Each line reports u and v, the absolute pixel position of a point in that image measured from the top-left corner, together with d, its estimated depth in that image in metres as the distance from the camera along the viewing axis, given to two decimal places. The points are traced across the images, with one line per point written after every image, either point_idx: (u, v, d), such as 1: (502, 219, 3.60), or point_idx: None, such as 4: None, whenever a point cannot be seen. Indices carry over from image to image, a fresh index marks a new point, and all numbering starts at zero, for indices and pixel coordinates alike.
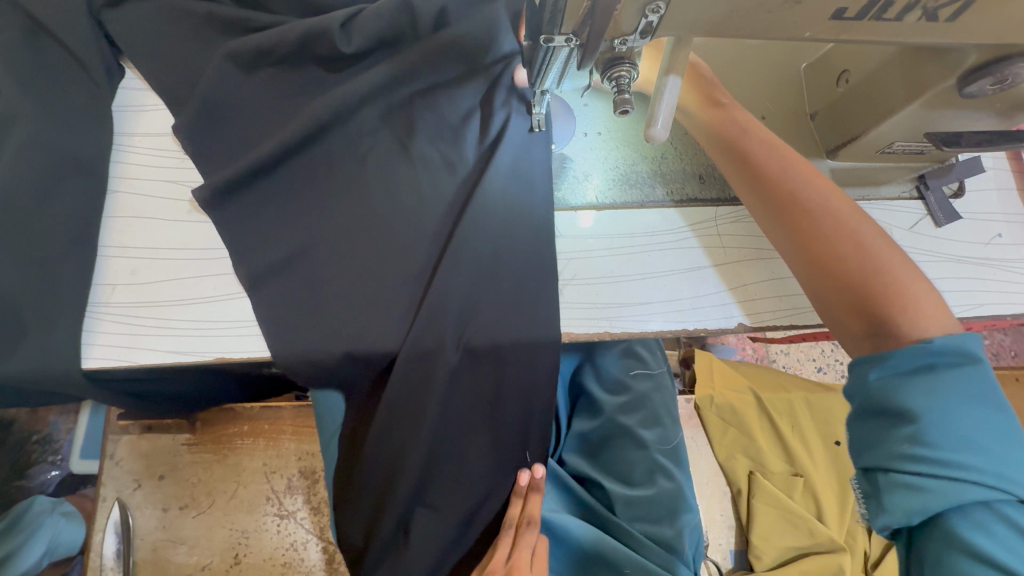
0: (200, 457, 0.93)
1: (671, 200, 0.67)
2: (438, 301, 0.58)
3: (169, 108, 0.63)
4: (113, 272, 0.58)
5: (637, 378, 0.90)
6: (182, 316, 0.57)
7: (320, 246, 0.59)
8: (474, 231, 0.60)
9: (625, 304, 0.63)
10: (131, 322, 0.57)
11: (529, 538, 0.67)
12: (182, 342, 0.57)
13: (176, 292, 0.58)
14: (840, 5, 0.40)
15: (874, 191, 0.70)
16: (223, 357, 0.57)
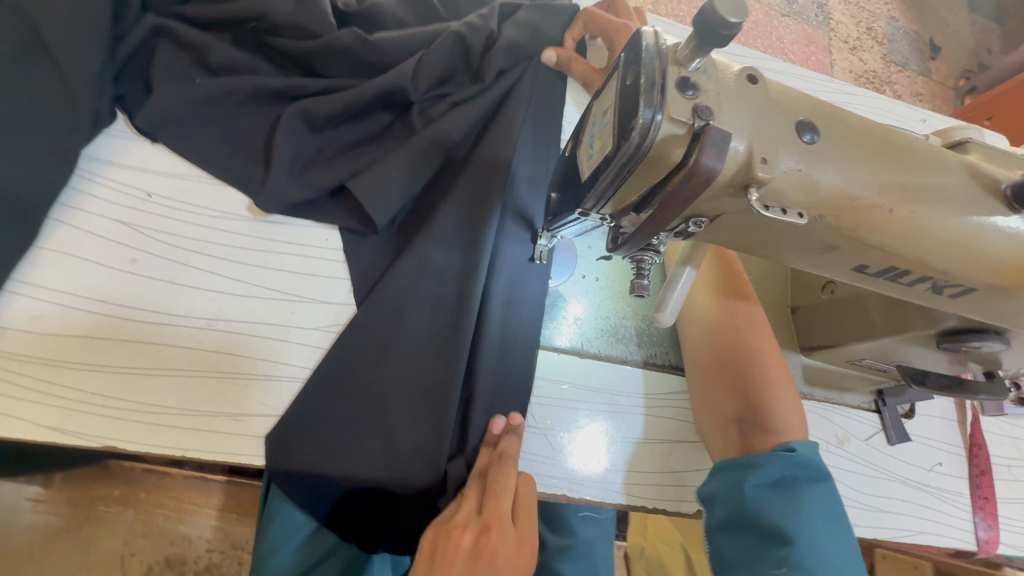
0: (45, 521, 0.76)
1: (654, 363, 0.65)
2: (356, 342, 0.53)
3: (157, 152, 0.56)
4: (14, 314, 0.48)
5: (584, 521, 0.83)
6: (79, 384, 0.48)
7: (261, 308, 0.54)
8: (434, 319, 0.56)
9: (589, 467, 0.59)
10: (13, 381, 0.46)
11: (506, 474, 0.49)
12: (68, 418, 0.47)
13: (81, 354, 0.48)
14: (864, 262, 0.41)
15: (838, 395, 0.72)
16: (114, 449, 0.47)
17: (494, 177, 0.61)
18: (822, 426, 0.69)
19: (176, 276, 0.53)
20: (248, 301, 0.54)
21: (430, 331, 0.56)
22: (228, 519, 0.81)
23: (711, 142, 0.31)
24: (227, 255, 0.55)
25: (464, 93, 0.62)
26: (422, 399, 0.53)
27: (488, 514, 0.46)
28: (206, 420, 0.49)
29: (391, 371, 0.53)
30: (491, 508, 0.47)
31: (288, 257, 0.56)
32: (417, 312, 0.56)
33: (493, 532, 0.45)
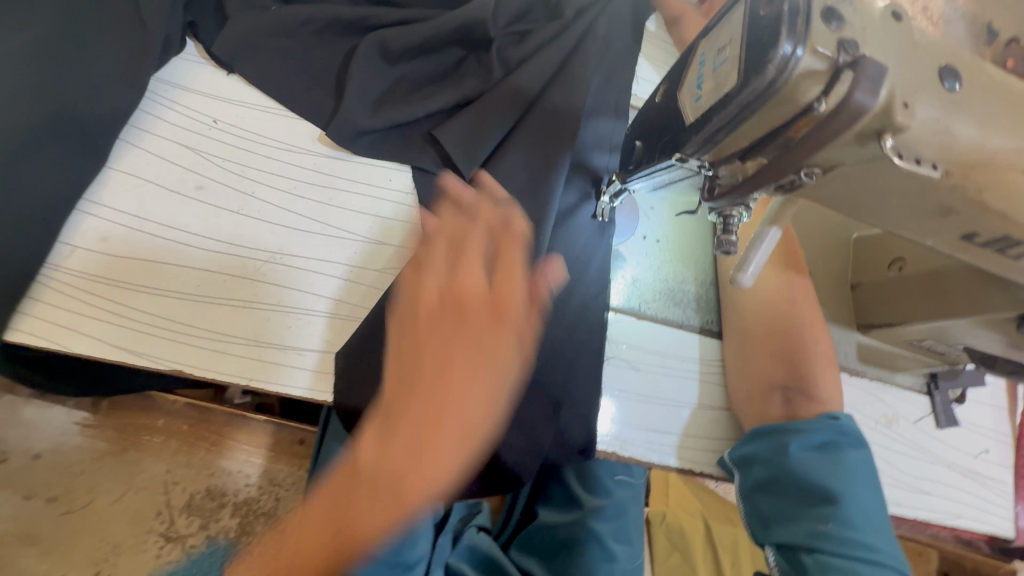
0: (93, 443, 0.78)
1: (711, 330, 0.64)
2: None
3: (224, 80, 0.55)
4: (83, 232, 0.48)
5: (618, 484, 0.85)
6: (148, 307, 0.47)
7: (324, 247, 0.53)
8: None
9: (640, 427, 0.59)
10: (84, 300, 0.46)
11: (476, 246, 0.40)
12: (137, 339, 0.46)
13: (150, 277, 0.48)
14: (976, 230, 0.38)
15: (889, 375, 0.70)
16: (182, 374, 0.47)
17: (565, 125, 0.58)
18: (872, 406, 0.68)
19: (242, 207, 0.51)
20: (312, 238, 0.53)
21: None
22: (266, 456, 0.83)
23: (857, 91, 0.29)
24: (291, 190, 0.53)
25: (542, 33, 0.60)
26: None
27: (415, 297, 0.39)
28: (270, 353, 0.49)
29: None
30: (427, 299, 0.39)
31: (350, 196, 0.54)
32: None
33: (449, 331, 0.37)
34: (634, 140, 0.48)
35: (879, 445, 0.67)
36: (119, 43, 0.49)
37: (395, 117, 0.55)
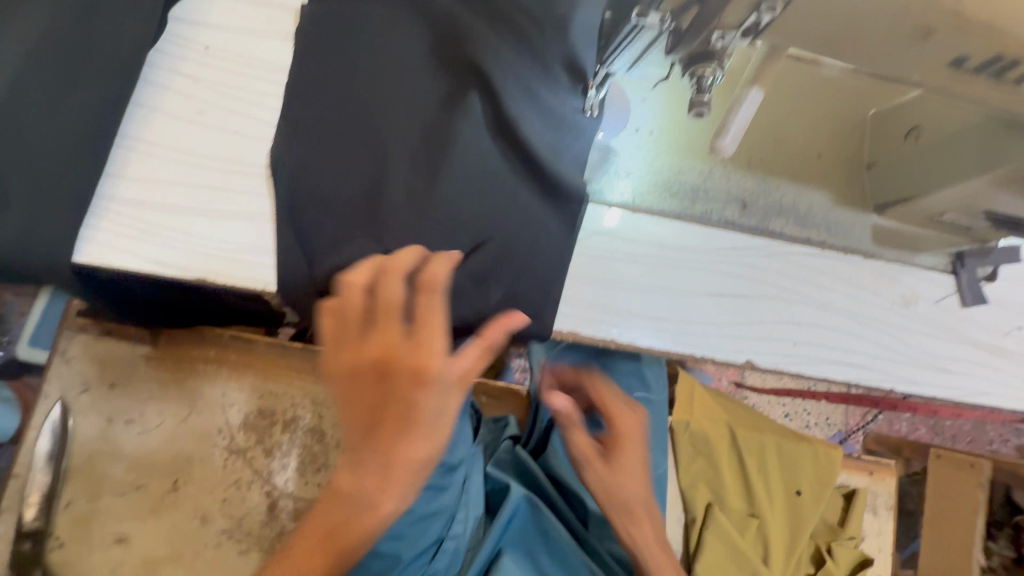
0: (155, 373, 0.87)
1: (710, 219, 0.63)
2: (409, 176, 0.55)
3: (233, 13, 0.57)
4: (129, 164, 0.52)
5: (637, 399, 0.90)
6: (192, 228, 0.52)
7: (315, 184, 0.54)
8: (486, 154, 0.57)
9: (639, 315, 0.61)
10: (138, 224, 0.52)
11: (438, 271, 0.45)
12: (185, 257, 0.52)
13: (191, 202, 0.53)
14: (962, 53, 0.36)
15: (909, 256, 0.67)
16: (223, 284, 0.52)
17: (539, 27, 0.58)
18: (887, 287, 0.66)
19: (259, 132, 0.55)
20: (308, 175, 0.54)
21: (479, 208, 0.56)
22: (306, 380, 0.92)
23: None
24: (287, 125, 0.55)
25: None
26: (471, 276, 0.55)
27: (369, 342, 0.42)
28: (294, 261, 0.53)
29: (439, 246, 0.55)
30: (383, 329, 0.43)
31: (339, 124, 0.55)
32: (455, 187, 0.55)
33: (386, 365, 0.42)
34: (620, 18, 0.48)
35: (894, 326, 0.65)
36: None
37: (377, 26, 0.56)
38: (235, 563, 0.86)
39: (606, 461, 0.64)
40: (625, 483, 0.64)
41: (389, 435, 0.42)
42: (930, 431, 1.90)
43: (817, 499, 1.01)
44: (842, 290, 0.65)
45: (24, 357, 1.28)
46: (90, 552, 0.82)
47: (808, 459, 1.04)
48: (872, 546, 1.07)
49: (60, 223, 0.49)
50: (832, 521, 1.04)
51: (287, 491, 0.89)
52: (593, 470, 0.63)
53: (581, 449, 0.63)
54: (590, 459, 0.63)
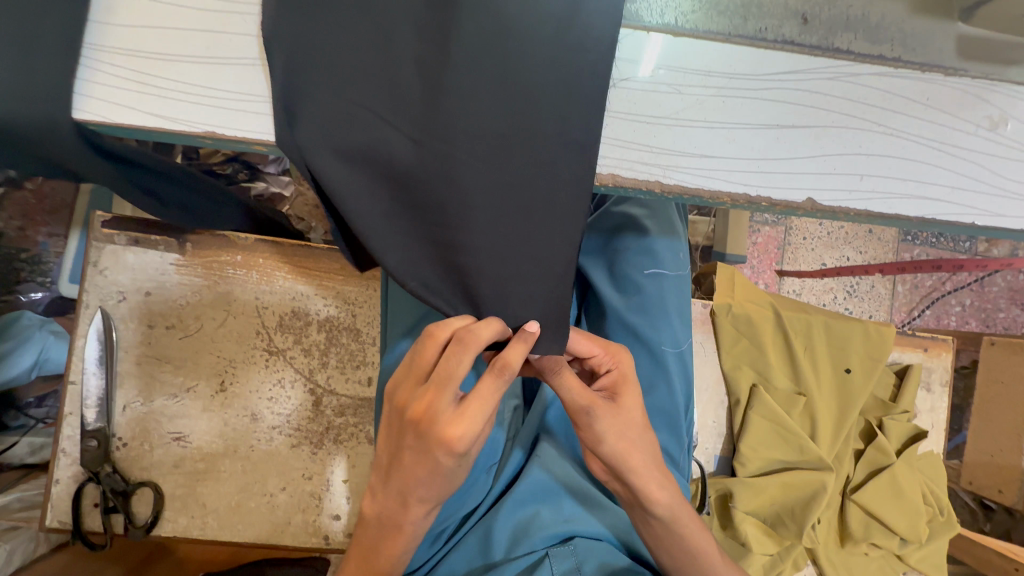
0: (189, 279, 0.88)
1: (764, 38, 0.55)
2: (415, 12, 0.48)
3: None
4: (114, 10, 0.48)
5: (648, 278, 0.83)
6: (188, 78, 0.48)
7: (311, 32, 0.48)
8: None
9: (681, 153, 0.55)
10: (133, 77, 0.48)
11: (512, 354, 0.52)
12: (186, 109, 0.48)
13: (184, 48, 0.48)
14: None
15: (1000, 72, 0.58)
16: (230, 138, 0.49)
17: None
18: (972, 108, 0.57)
19: None
20: (299, 25, 0.48)
21: (494, 53, 0.48)
22: (335, 280, 0.91)
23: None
24: None
25: None
26: (486, 137, 0.49)
27: (421, 400, 0.53)
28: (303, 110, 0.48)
29: (446, 103, 0.48)
30: (432, 398, 0.53)
31: None
32: (459, 29, 0.48)
33: (426, 430, 0.52)
34: None
35: (976, 151, 0.57)
36: None
37: None
38: (288, 455, 0.90)
39: (606, 401, 0.62)
40: (629, 421, 0.63)
41: (408, 462, 0.55)
42: (979, 324, 1.83)
43: (868, 374, 0.97)
44: (915, 113, 0.57)
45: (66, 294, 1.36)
46: (152, 449, 0.87)
47: (858, 338, 0.98)
48: (923, 422, 1.05)
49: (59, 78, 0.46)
50: (882, 397, 1.01)
51: (329, 388, 0.91)
52: (601, 410, 0.60)
53: (580, 395, 0.59)
54: (596, 402, 0.60)
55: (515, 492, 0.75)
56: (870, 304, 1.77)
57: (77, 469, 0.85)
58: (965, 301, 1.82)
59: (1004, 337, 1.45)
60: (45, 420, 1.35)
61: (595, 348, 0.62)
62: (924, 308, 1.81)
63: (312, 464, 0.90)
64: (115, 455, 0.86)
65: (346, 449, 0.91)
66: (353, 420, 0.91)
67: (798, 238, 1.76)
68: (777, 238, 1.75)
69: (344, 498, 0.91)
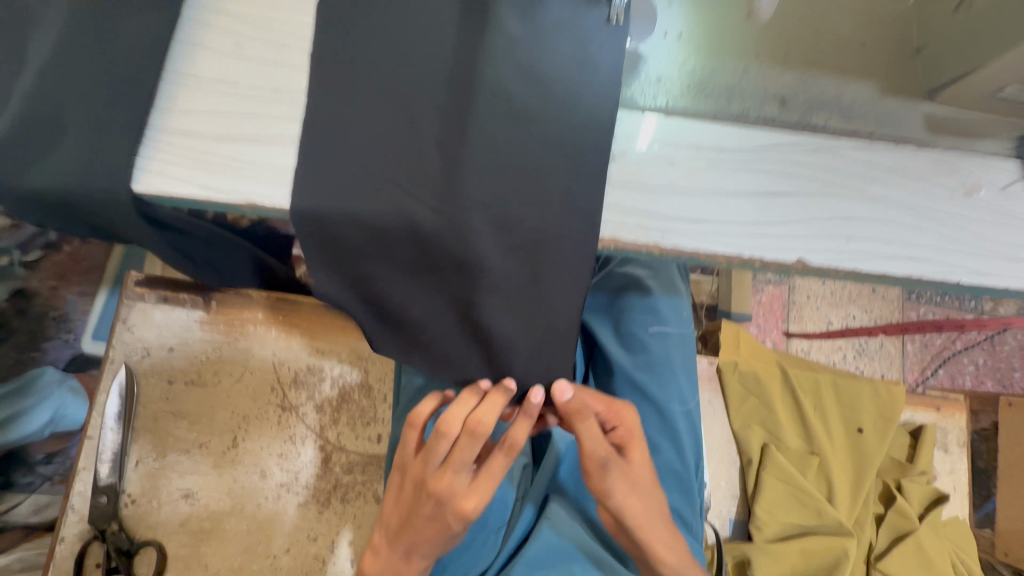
0: (211, 336, 0.92)
1: (748, 117, 0.62)
2: (439, 98, 0.55)
3: None
4: (174, 99, 0.55)
5: (654, 337, 0.86)
6: (233, 155, 0.55)
7: (346, 117, 0.54)
8: (507, 64, 0.55)
9: (679, 218, 0.59)
10: (186, 156, 0.54)
11: (516, 435, 0.62)
12: (229, 182, 0.54)
13: (232, 130, 0.55)
14: None
15: (970, 143, 0.63)
16: (264, 206, 0.54)
17: None
18: (947, 177, 0.62)
19: (293, 62, 0.56)
20: (336, 110, 0.54)
21: (511, 138, 0.54)
22: (351, 337, 0.94)
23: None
24: (317, 62, 0.55)
25: None
26: (503, 209, 0.54)
27: (437, 478, 0.64)
28: (332, 181, 0.53)
29: (466, 175, 0.54)
30: (448, 476, 0.63)
31: (366, 53, 0.55)
32: (478, 112, 0.54)
33: (442, 502, 0.64)
34: None
35: (956, 216, 0.61)
36: None
37: None
38: (294, 515, 0.89)
39: (619, 458, 0.64)
40: (638, 478, 0.65)
41: (421, 526, 0.66)
42: (996, 384, 1.79)
43: (883, 435, 0.96)
44: (893, 182, 0.62)
45: (88, 351, 1.41)
46: (160, 507, 0.87)
47: (868, 397, 0.99)
48: (944, 485, 1.02)
49: (121, 155, 0.52)
50: (898, 458, 1.00)
51: (339, 444, 0.92)
52: (618, 464, 0.62)
53: (599, 445, 0.61)
54: (613, 454, 0.62)
55: (526, 556, 0.73)
56: (880, 363, 1.76)
57: (83, 526, 0.85)
58: (978, 361, 1.79)
59: (1020, 397, 1.43)
60: (52, 478, 1.34)
61: (597, 404, 0.64)
62: (936, 368, 1.79)
63: (317, 525, 0.89)
64: (123, 513, 0.86)
65: (352, 509, 0.90)
66: (361, 478, 0.91)
67: (803, 297, 1.78)
68: (782, 297, 1.77)
69: (349, 562, 0.88)
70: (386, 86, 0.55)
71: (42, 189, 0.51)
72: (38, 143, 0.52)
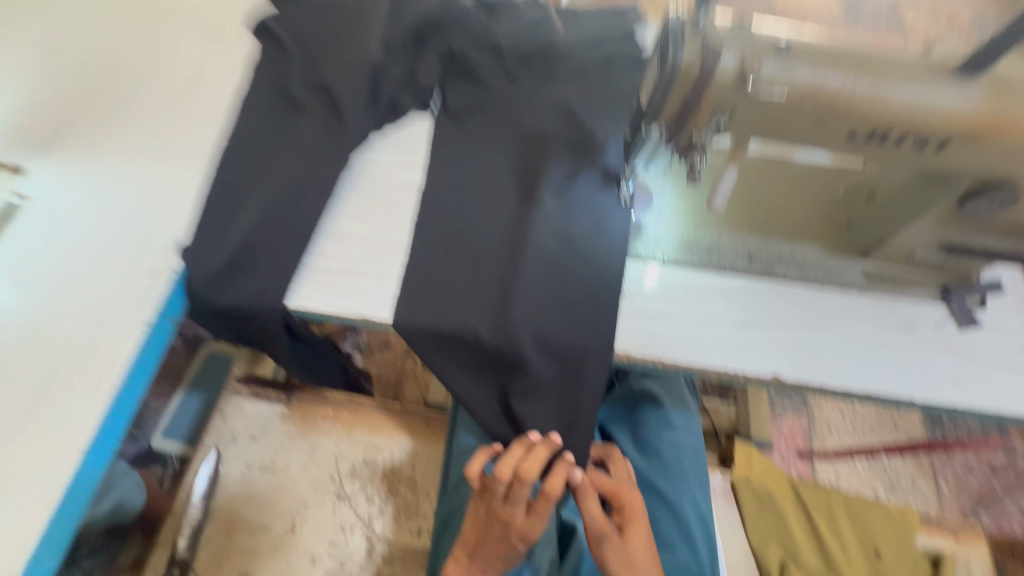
0: (287, 428, 1.08)
1: (725, 268, 0.83)
2: (502, 251, 0.79)
3: (397, 153, 0.89)
4: (319, 245, 0.81)
5: (668, 445, 0.98)
6: (354, 284, 0.78)
7: (437, 263, 0.79)
8: (548, 232, 0.80)
9: (676, 339, 0.78)
10: (323, 283, 0.78)
11: (557, 480, 0.73)
12: (348, 302, 0.77)
13: (356, 267, 0.79)
14: (853, 130, 0.60)
15: (901, 290, 0.82)
16: (372, 320, 0.76)
17: (590, 153, 0.87)
18: (888, 316, 0.80)
19: (403, 224, 0.83)
20: (430, 258, 0.79)
21: (550, 280, 0.77)
22: (404, 435, 1.09)
23: (709, 50, 0.56)
24: (420, 226, 0.81)
25: (565, 96, 0.91)
26: (543, 328, 0.75)
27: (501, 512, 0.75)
28: (423, 305, 0.76)
29: (519, 304, 0.75)
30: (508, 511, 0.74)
31: (454, 222, 0.82)
32: (529, 262, 0.78)
33: (508, 531, 0.75)
34: (636, 132, 0.70)
35: (900, 347, 0.78)
36: (323, 139, 0.85)
37: (483, 163, 0.86)
38: None
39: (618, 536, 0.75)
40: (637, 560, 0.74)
41: (490, 550, 0.76)
42: None
43: (900, 563, 1.00)
44: (843, 316, 0.80)
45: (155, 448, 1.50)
46: None
47: (880, 521, 1.04)
48: None
49: (282, 282, 0.76)
50: None
51: (383, 536, 1.01)
52: (612, 543, 0.73)
53: (598, 522, 0.73)
54: (608, 533, 0.73)
55: None
56: (916, 502, 1.72)
57: None
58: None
59: None
60: None
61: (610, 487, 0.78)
62: (979, 511, 1.72)
63: None
64: None
65: None
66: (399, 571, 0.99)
67: (824, 428, 1.83)
68: (803, 426, 1.83)
69: None
70: (466, 244, 0.80)
71: (229, 304, 0.75)
72: (230, 272, 0.76)
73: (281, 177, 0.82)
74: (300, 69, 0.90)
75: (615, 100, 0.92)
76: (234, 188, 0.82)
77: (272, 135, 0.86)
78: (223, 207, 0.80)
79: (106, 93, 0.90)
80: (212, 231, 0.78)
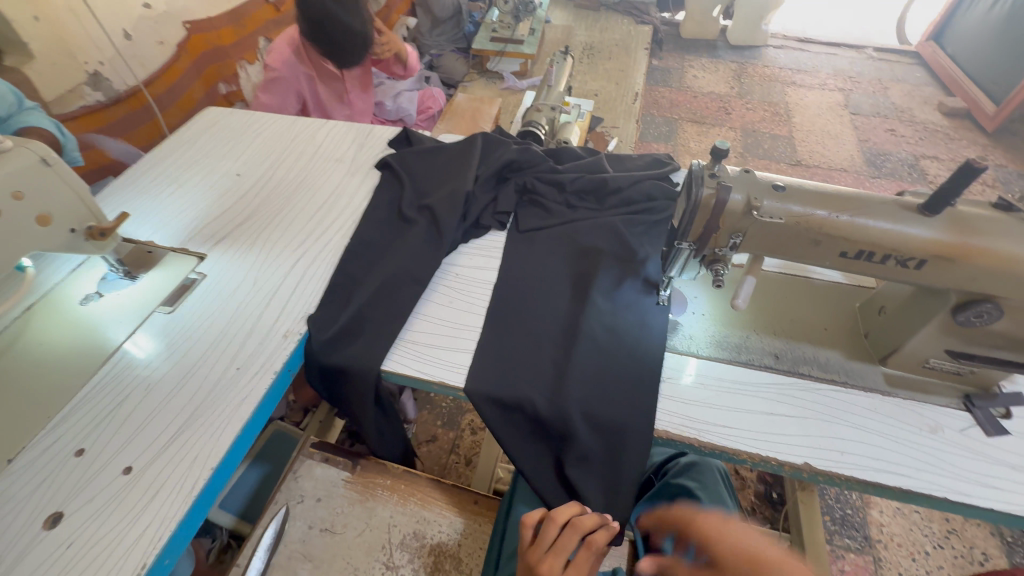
0: (349, 493, 1.18)
1: (755, 364, 0.95)
2: (559, 337, 0.96)
3: (478, 258, 1.12)
4: (412, 324, 1.00)
5: None
6: (436, 355, 0.95)
7: (505, 342, 0.96)
8: (599, 323, 0.96)
9: (712, 422, 0.87)
10: (411, 353, 0.96)
11: (599, 537, 0.74)
12: (430, 368, 0.93)
13: (438, 343, 0.97)
14: (842, 249, 0.78)
15: (924, 396, 0.90)
16: (448, 384, 0.91)
17: (634, 264, 1.06)
18: (912, 417, 0.87)
19: (479, 311, 1.02)
20: (500, 338, 0.97)
21: (599, 363, 0.92)
22: (453, 512, 1.16)
23: (721, 188, 0.77)
24: (493, 312, 1.00)
25: (614, 220, 1.14)
26: (592, 402, 0.88)
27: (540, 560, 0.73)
28: (491, 375, 0.91)
29: (572, 379, 0.89)
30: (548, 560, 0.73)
31: (520, 311, 1.00)
32: (581, 345, 0.93)
33: None
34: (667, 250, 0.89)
35: (927, 447, 0.83)
36: (423, 245, 1.11)
37: (546, 267, 1.07)
38: None
39: None
40: None
41: None
42: None
43: None
44: (868, 414, 0.88)
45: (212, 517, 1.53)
46: None
47: None
48: None
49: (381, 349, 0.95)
50: None
51: None
52: None
53: None
54: None
55: None
56: None
57: None
58: None
59: None
60: None
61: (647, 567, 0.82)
62: None
63: None
64: None
65: None
66: None
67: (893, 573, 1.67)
68: (868, 568, 1.68)
69: None
70: (529, 328, 0.97)
71: (338, 363, 0.94)
72: (343, 339, 0.97)
73: (389, 270, 1.05)
74: (412, 198, 1.21)
75: (654, 226, 1.14)
76: (353, 277, 1.06)
77: (385, 241, 1.13)
78: (343, 291, 1.04)
79: (268, 208, 1.22)
80: (331, 307, 1.01)
